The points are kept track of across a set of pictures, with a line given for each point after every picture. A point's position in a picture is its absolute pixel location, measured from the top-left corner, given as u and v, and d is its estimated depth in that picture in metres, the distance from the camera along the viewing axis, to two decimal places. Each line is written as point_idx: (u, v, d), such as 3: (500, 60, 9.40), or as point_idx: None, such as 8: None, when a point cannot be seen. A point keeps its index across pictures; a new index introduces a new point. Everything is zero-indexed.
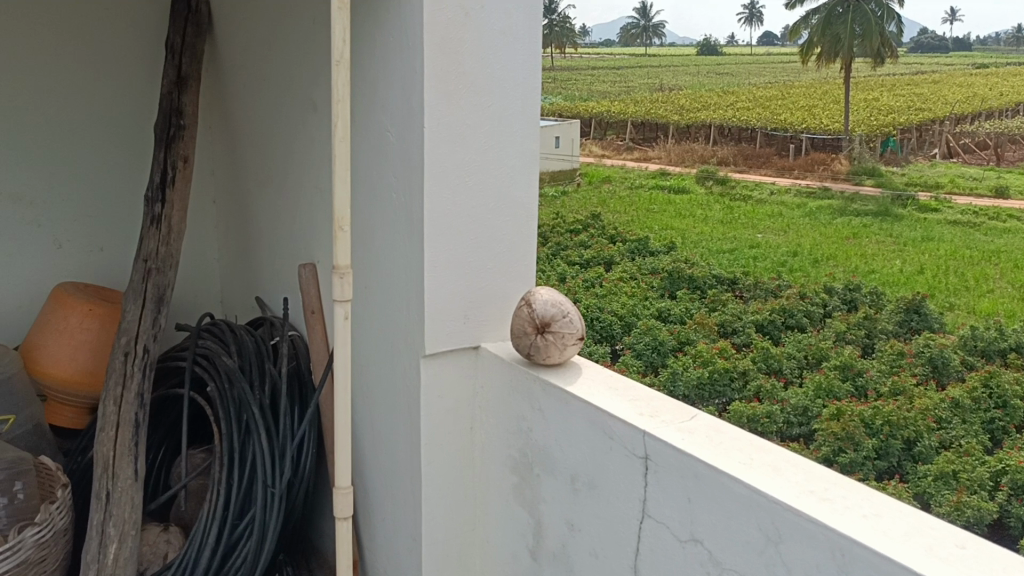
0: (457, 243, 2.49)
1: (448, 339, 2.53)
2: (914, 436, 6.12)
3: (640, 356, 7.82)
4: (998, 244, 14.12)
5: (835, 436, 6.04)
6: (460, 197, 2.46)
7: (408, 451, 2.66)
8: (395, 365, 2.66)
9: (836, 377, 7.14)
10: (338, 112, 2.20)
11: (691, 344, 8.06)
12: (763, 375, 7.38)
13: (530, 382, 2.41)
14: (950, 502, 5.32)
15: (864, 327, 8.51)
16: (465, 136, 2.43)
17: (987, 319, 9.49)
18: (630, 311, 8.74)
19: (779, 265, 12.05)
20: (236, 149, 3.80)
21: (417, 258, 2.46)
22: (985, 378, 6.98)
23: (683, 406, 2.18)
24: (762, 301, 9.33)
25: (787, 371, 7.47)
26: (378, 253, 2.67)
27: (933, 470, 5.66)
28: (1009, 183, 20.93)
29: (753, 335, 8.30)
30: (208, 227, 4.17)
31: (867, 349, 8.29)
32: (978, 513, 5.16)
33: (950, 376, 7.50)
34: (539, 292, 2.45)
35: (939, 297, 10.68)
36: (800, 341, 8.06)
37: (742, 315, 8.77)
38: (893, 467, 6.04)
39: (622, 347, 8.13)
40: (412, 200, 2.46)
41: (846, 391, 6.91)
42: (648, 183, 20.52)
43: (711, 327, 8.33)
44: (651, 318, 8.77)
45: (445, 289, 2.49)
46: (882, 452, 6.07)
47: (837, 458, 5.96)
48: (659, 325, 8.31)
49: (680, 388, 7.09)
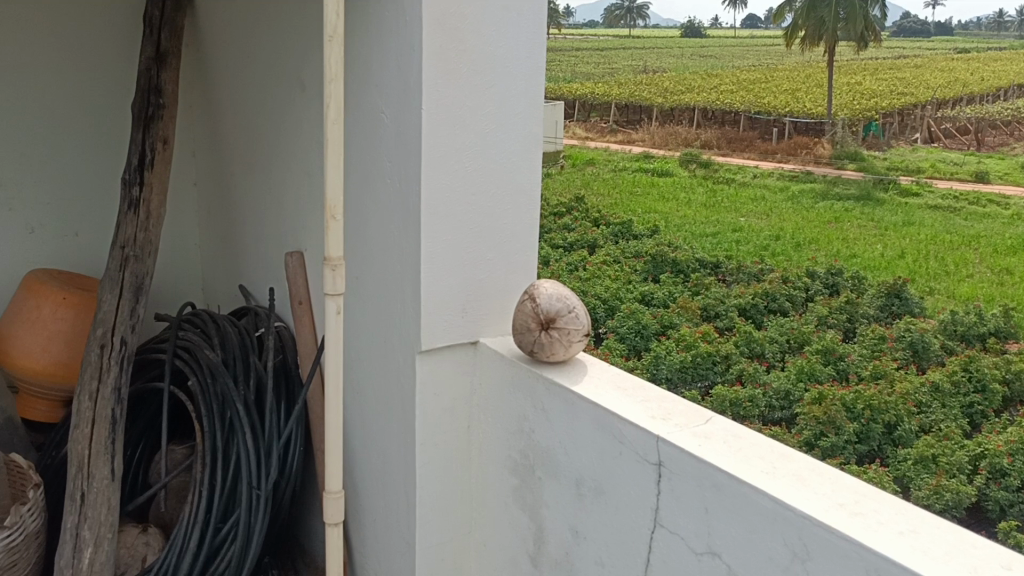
0: (455, 232, 2.35)
1: (445, 334, 2.39)
2: (895, 420, 6.05)
3: (623, 340, 7.70)
4: (977, 229, 14.09)
5: (817, 420, 5.96)
6: (459, 183, 2.32)
7: (401, 450, 2.53)
8: (388, 360, 2.52)
9: (818, 361, 7.05)
10: (330, 92, 2.05)
11: (674, 328, 7.94)
12: (746, 359, 7.28)
13: (532, 381, 2.28)
14: (929, 485, 5.22)
15: (846, 311, 8.43)
16: (465, 118, 2.29)
17: (968, 304, 9.44)
18: (613, 294, 8.62)
19: (761, 249, 11.96)
20: (219, 130, 3.63)
21: (414, 248, 2.32)
22: (965, 363, 6.91)
23: (698, 408, 2.05)
24: (746, 285, 9.23)
25: (770, 355, 7.37)
26: (372, 242, 2.52)
27: (912, 454, 5.60)
28: (987, 168, 20.91)
29: (737, 319, 8.21)
30: (189, 212, 4.00)
31: (849, 333, 8.21)
32: (957, 496, 5.10)
33: (930, 360, 7.41)
34: (544, 285, 2.31)
35: (920, 282, 10.62)
36: (781, 326, 7.94)
37: (726, 298, 8.66)
38: (873, 451, 5.94)
39: (605, 331, 8.01)
40: (408, 187, 2.31)
41: (828, 375, 6.83)
42: (631, 165, 20.37)
43: (695, 311, 8.22)
44: (634, 301, 8.64)
45: (443, 281, 2.35)
46: (863, 435, 5.98)
47: (818, 442, 5.86)
48: (643, 309, 8.19)
49: (663, 372, 6.92)
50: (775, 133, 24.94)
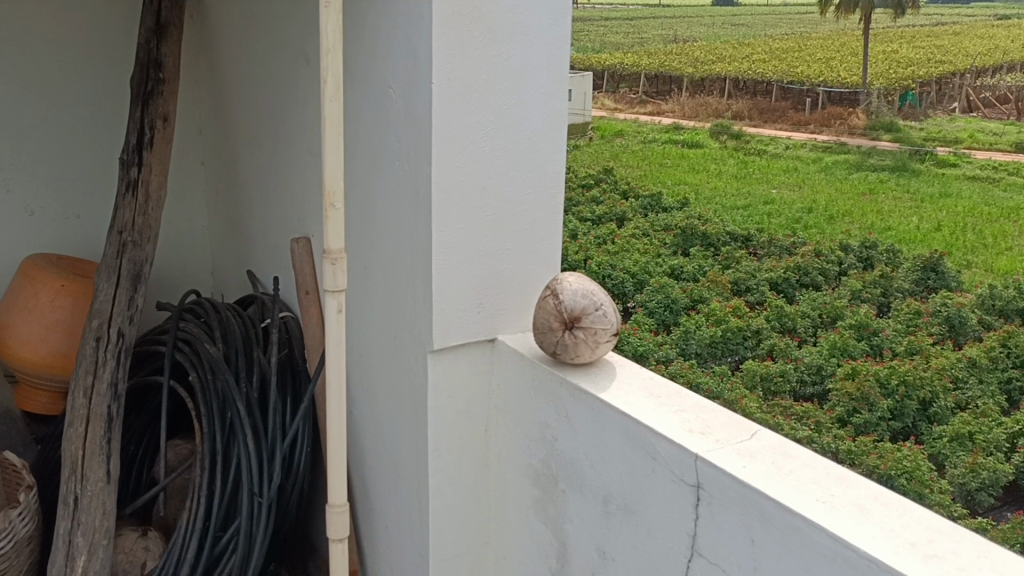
0: (469, 220, 2.13)
1: (459, 332, 2.18)
2: (930, 396, 5.77)
3: (652, 315, 7.45)
4: (1017, 201, 13.59)
5: (850, 396, 5.69)
6: (474, 165, 2.10)
7: (414, 456, 2.33)
8: (398, 360, 2.32)
9: (851, 335, 6.69)
10: (326, 65, 1.82)
11: (704, 302, 7.67)
12: (777, 334, 6.98)
13: (555, 384, 2.07)
14: (965, 464, 4.97)
15: (880, 285, 8.10)
16: (481, 92, 2.06)
17: (1007, 278, 9.07)
18: (641, 268, 8.36)
19: (793, 222, 11.60)
20: (225, 106, 3.42)
21: (425, 238, 2.10)
22: (1003, 338, 6.58)
23: (742, 420, 1.82)
24: (778, 259, 8.91)
25: (801, 330, 7.08)
26: (380, 230, 2.30)
27: (948, 431, 5.37)
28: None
29: (768, 293, 7.92)
30: (196, 192, 3.80)
31: (883, 308, 7.90)
32: (994, 475, 4.87)
33: (967, 336, 7.07)
34: (568, 278, 2.07)
35: (956, 255, 10.23)
36: (813, 300, 7.62)
37: (756, 272, 8.37)
38: (907, 428, 5.69)
39: (633, 305, 7.76)
40: (418, 170, 2.09)
41: (862, 349, 6.54)
42: (661, 136, 19.94)
43: (725, 285, 7.95)
44: (663, 275, 8.36)
45: (457, 273, 2.14)
46: (897, 412, 5.71)
47: (850, 419, 5.60)
48: (672, 283, 7.91)
49: (692, 347, 6.67)
50: (808, 103, 24.32)
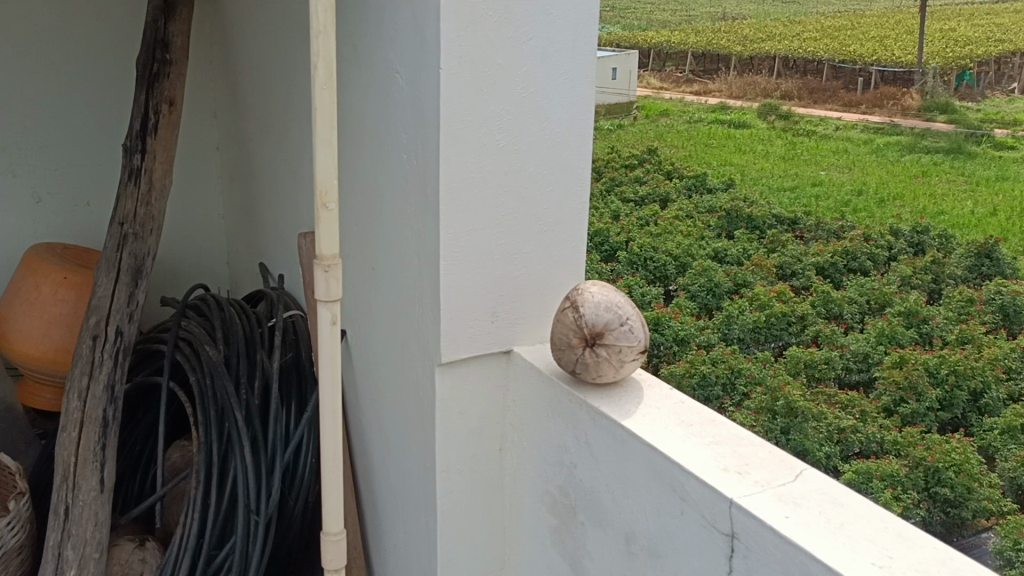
0: (482, 221, 1.92)
1: (470, 344, 1.98)
2: (982, 387, 5.46)
3: (693, 298, 7.17)
4: None
5: (897, 385, 5.40)
6: (488, 160, 1.88)
7: (421, 476, 2.14)
8: (405, 372, 2.13)
9: (899, 324, 6.34)
10: (317, 48, 1.62)
11: (749, 286, 7.36)
12: (822, 320, 6.63)
13: (573, 406, 1.86)
14: (1017, 457, 4.68)
15: (931, 271, 7.69)
16: (496, 78, 1.84)
17: None
18: (683, 250, 8.06)
19: (842, 205, 11.18)
20: (239, 88, 3.25)
21: (432, 240, 1.90)
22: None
23: (784, 457, 1.60)
24: (825, 243, 8.53)
25: (848, 316, 6.73)
26: (387, 229, 2.10)
27: (999, 423, 5.07)
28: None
29: (815, 278, 7.58)
30: (211, 178, 3.64)
31: (933, 295, 7.51)
32: None
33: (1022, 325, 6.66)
34: (590, 287, 1.83)
35: (1013, 241, 9.74)
36: (861, 285, 7.25)
37: (803, 256, 8.02)
38: (957, 419, 5.39)
39: (675, 289, 7.50)
40: (425, 166, 1.88)
41: (911, 338, 6.18)
42: (707, 116, 19.46)
43: (771, 269, 7.63)
44: (706, 258, 8.06)
45: (467, 280, 1.93)
46: (946, 402, 5.41)
47: (897, 408, 5.32)
48: (716, 266, 7.61)
49: (734, 332, 6.38)
50: (861, 83, 23.60)
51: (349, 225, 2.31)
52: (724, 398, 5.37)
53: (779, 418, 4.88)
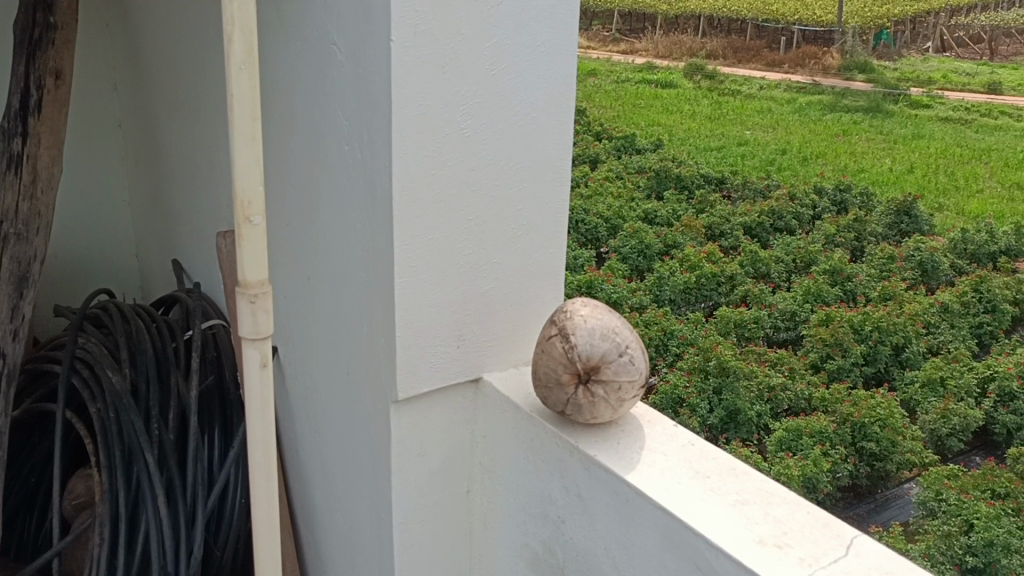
0: (444, 227, 1.57)
1: (431, 375, 1.65)
2: (903, 342, 5.18)
3: (625, 261, 6.55)
4: (990, 142, 13.04)
5: (823, 342, 5.11)
6: (450, 155, 1.53)
7: (374, 527, 1.81)
8: (354, 405, 1.78)
9: (824, 282, 5.82)
10: (231, 15, 1.24)
11: (679, 248, 6.68)
12: (750, 280, 6.05)
13: (560, 450, 1.54)
14: (936, 409, 4.60)
15: (854, 230, 7.01)
16: (458, 54, 1.48)
17: (977, 221, 8.38)
18: (612, 211, 7.32)
19: (767, 163, 10.89)
20: (140, 56, 2.80)
21: (384, 254, 1.55)
22: (976, 283, 5.81)
23: (825, 520, 1.34)
24: (752, 203, 7.68)
25: (775, 276, 6.20)
26: (327, 236, 1.74)
27: (920, 376, 4.93)
28: (994, 77, 19.67)
29: (743, 238, 6.89)
30: (114, 160, 3.19)
31: (857, 253, 6.90)
32: (965, 421, 4.51)
33: (939, 281, 6.26)
34: (579, 310, 1.50)
35: (929, 197, 9.41)
36: (786, 242, 6.69)
37: (730, 217, 7.21)
38: (880, 374, 5.15)
39: (607, 251, 6.84)
40: (373, 161, 1.52)
41: (835, 295, 5.74)
42: (634, 76, 19.11)
43: (700, 229, 6.92)
44: (635, 219, 7.26)
45: (427, 298, 1.59)
46: (869, 357, 5.15)
47: (824, 365, 5.05)
48: (643, 226, 6.83)
49: (664, 294, 5.83)
50: (784, 43, 23.56)
51: (278, 228, 1.94)
52: (658, 359, 5.02)
53: (712, 377, 4.57)
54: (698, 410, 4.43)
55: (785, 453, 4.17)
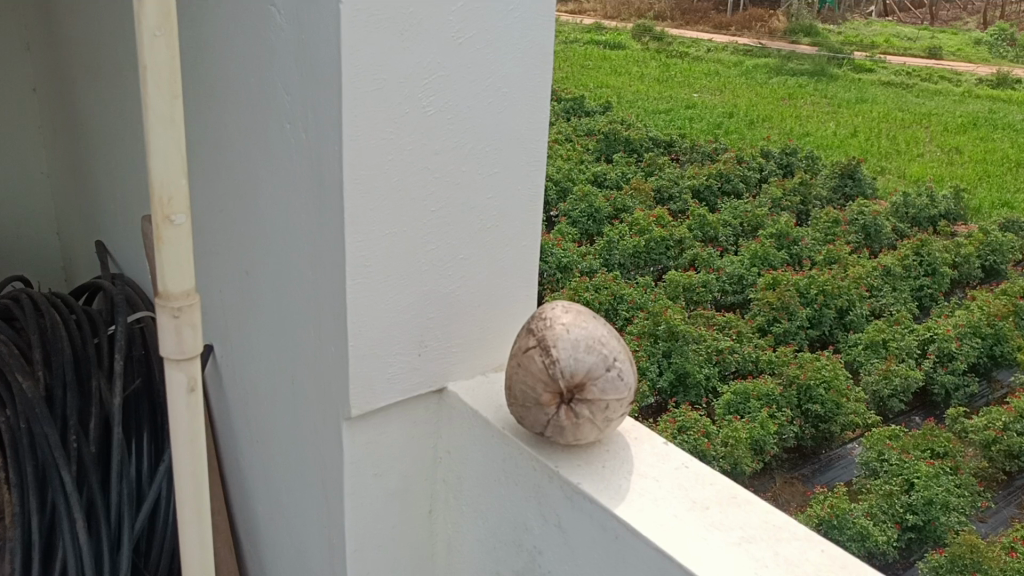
0: (404, 220, 1.36)
1: (389, 388, 1.45)
2: (847, 305, 4.98)
3: (572, 226, 6.01)
4: (931, 107, 13.02)
5: (769, 306, 4.89)
6: (410, 136, 1.31)
7: (324, 552, 1.62)
8: (301, 418, 1.58)
9: (772, 247, 5.55)
10: None
11: (629, 213, 6.15)
12: (700, 245, 5.71)
13: (537, 476, 1.36)
14: (878, 370, 4.49)
15: (799, 193, 6.59)
16: (421, 18, 1.26)
17: (920, 185, 8.29)
18: (561, 173, 6.63)
19: (714, 124, 10.59)
20: (54, 14, 2.51)
21: (333, 252, 1.33)
22: (916, 247, 5.61)
23: (839, 559, 1.18)
24: (699, 165, 7.15)
25: (723, 239, 5.84)
26: (267, 227, 1.52)
27: (861, 338, 4.76)
28: (934, 43, 19.74)
29: (693, 202, 6.37)
30: (28, 129, 2.89)
31: (802, 217, 6.50)
32: (906, 382, 4.41)
33: (882, 245, 6.03)
34: (561, 318, 1.31)
35: (871, 160, 9.28)
36: (732, 206, 6.24)
37: (679, 179, 6.67)
38: (824, 336, 4.95)
39: (557, 215, 6.28)
40: (319, 145, 1.30)
41: (783, 259, 5.49)
42: (582, 37, 18.68)
43: (650, 193, 6.34)
44: (586, 184, 6.62)
45: (384, 302, 1.38)
46: (814, 321, 4.94)
47: (770, 329, 4.84)
48: (594, 189, 6.29)
49: (615, 259, 5.49)
50: (730, 5, 23.32)
51: (213, 214, 1.72)
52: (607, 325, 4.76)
53: (661, 341, 4.40)
54: (649, 373, 4.26)
55: (734, 416, 4.03)
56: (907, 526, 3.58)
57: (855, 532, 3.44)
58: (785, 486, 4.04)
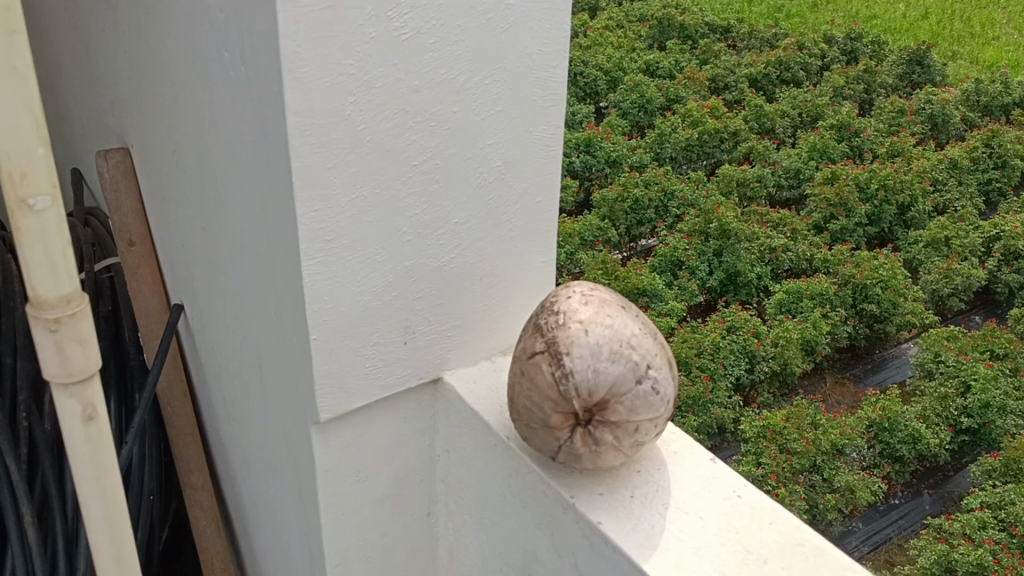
0: (375, 180, 1.04)
1: (366, 386, 1.16)
2: (909, 201, 4.45)
3: (622, 118, 5.45)
4: None
5: (827, 203, 4.35)
6: (378, 71, 0.98)
7: (305, 559, 1.37)
8: (270, 408, 1.31)
9: (831, 138, 4.94)
10: None
11: (682, 103, 5.56)
12: (756, 138, 5.12)
13: (550, 505, 1.07)
14: (938, 268, 4.06)
15: (863, 80, 5.97)
16: None
17: (994, 71, 7.55)
18: (610, 61, 5.98)
19: (773, 6, 9.74)
20: None
21: (285, 221, 1.03)
22: (986, 137, 4.96)
23: None
24: (758, 53, 6.48)
25: (781, 132, 5.24)
26: (219, 176, 1.23)
27: (922, 234, 4.29)
28: None
29: (750, 92, 5.82)
30: None
31: (865, 107, 5.91)
32: (968, 282, 3.99)
33: (950, 136, 5.38)
34: (579, 314, 1.00)
35: (941, 45, 8.48)
36: (791, 95, 5.60)
37: (735, 66, 6.05)
38: (882, 234, 4.45)
39: (607, 106, 5.69)
40: (260, 81, 0.99)
41: (842, 152, 4.88)
42: None
43: (705, 82, 5.73)
44: (638, 73, 5.97)
45: (354, 283, 1.09)
46: (873, 217, 4.42)
47: (827, 226, 4.32)
48: (646, 79, 5.67)
49: (666, 152, 4.88)
50: None
51: (168, 157, 1.42)
52: (657, 222, 4.24)
53: (712, 240, 3.93)
54: (698, 273, 3.84)
55: (785, 316, 3.66)
56: (962, 430, 3.29)
57: (906, 435, 3.16)
58: (836, 387, 3.73)
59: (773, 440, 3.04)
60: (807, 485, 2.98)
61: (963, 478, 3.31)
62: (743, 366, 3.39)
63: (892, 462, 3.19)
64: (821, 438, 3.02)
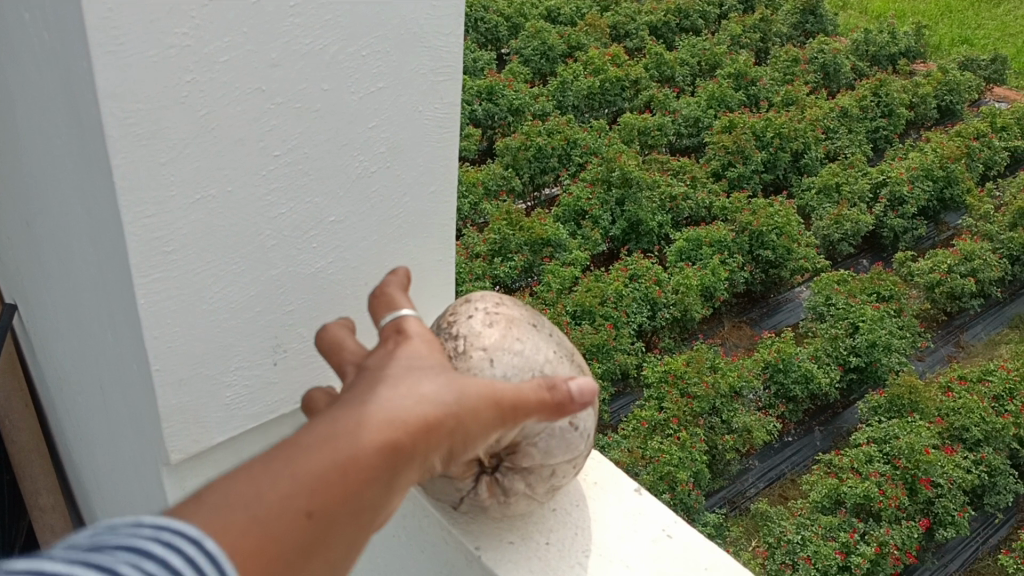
0: (229, 174, 0.83)
1: (227, 418, 0.98)
2: (804, 148, 4.42)
3: (524, 66, 5.23)
4: None
5: (726, 150, 4.26)
6: (225, 41, 0.77)
7: None
8: (118, 435, 1.11)
9: (730, 86, 4.85)
10: None
11: (583, 51, 5.38)
12: (657, 86, 5.00)
13: (453, 557, 0.92)
14: (830, 216, 4.03)
15: (759, 28, 5.90)
16: None
17: (880, 21, 7.63)
18: (510, 6, 5.73)
19: None
20: None
21: (111, 231, 0.82)
22: (875, 87, 4.96)
23: None
24: None
25: (681, 81, 5.13)
26: (36, 163, 0.99)
27: (815, 181, 4.24)
28: None
29: (651, 39, 5.68)
30: None
31: (761, 56, 5.86)
32: (858, 228, 3.98)
33: (842, 85, 5.37)
34: (483, 338, 0.83)
35: None
36: (690, 43, 5.48)
37: (634, 13, 5.89)
38: (778, 182, 4.40)
39: (509, 54, 5.46)
40: (67, 53, 0.76)
41: (740, 100, 4.79)
42: None
43: (606, 29, 5.56)
44: (538, 18, 5.75)
45: (207, 301, 0.89)
46: (767, 165, 4.36)
47: (724, 174, 4.23)
48: (549, 26, 5.46)
49: (569, 101, 4.70)
50: None
51: None
52: (560, 173, 4.09)
53: (614, 189, 3.77)
54: (601, 222, 3.70)
55: (685, 264, 3.54)
56: (850, 368, 3.24)
57: (800, 375, 3.09)
58: (734, 331, 3.71)
59: (674, 384, 2.88)
60: (706, 427, 2.87)
61: (852, 415, 3.32)
62: (644, 314, 3.27)
63: (786, 402, 3.14)
64: (719, 381, 2.88)
